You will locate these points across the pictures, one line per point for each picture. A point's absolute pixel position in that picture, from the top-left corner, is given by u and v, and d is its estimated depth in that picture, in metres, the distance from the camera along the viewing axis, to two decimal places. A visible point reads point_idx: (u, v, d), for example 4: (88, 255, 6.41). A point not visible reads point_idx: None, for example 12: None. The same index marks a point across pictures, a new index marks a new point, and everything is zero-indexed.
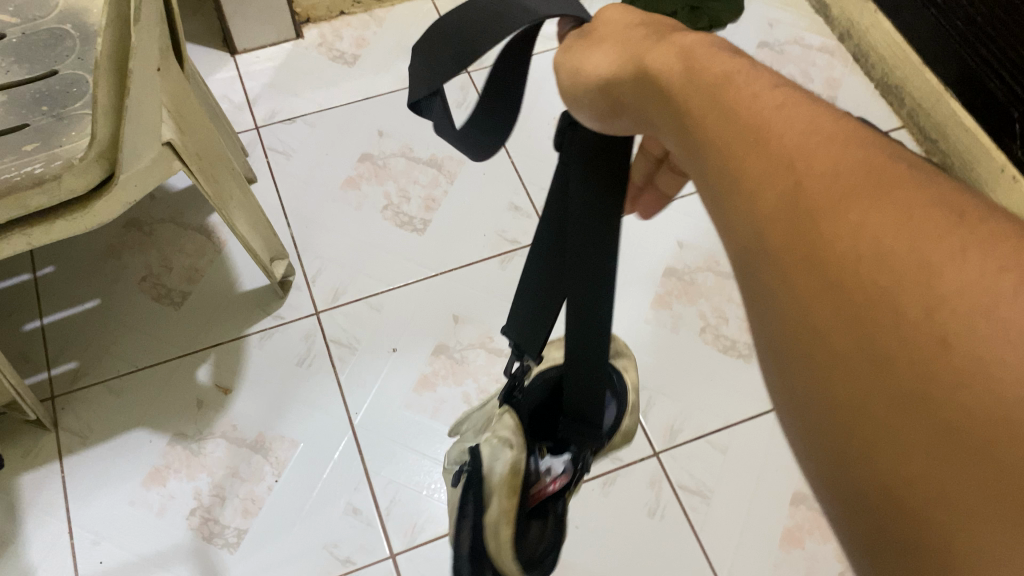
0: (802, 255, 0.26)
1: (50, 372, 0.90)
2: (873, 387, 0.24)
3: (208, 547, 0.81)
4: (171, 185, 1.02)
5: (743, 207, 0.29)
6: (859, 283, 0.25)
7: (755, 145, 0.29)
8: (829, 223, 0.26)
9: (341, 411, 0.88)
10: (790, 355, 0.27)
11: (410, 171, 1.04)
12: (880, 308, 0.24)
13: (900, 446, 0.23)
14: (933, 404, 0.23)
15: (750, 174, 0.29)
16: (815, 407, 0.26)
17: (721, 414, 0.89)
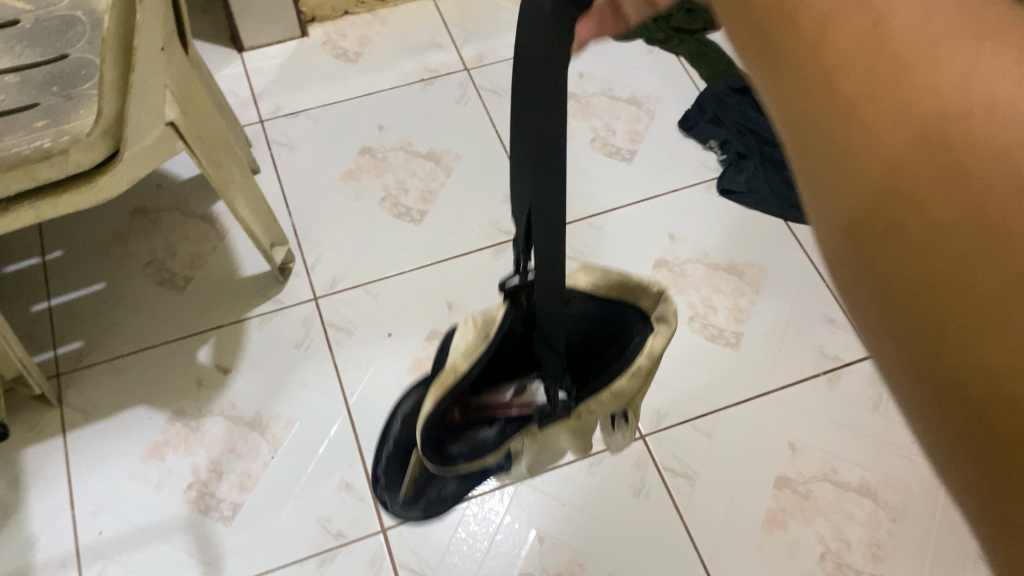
0: (916, 156, 0.20)
1: (57, 351, 0.93)
2: (951, 236, 0.19)
3: (204, 520, 0.83)
4: (177, 176, 1.06)
5: (761, 51, 0.24)
6: (918, 120, 0.20)
7: (829, 3, 0.22)
8: (874, 56, 0.21)
9: (336, 392, 0.91)
10: (891, 285, 0.21)
11: (409, 164, 1.07)
12: (941, 153, 0.20)
13: (982, 310, 0.19)
14: (1014, 253, 0.18)
15: (762, 10, 0.24)
16: (879, 264, 0.21)
17: (707, 400, 0.91)
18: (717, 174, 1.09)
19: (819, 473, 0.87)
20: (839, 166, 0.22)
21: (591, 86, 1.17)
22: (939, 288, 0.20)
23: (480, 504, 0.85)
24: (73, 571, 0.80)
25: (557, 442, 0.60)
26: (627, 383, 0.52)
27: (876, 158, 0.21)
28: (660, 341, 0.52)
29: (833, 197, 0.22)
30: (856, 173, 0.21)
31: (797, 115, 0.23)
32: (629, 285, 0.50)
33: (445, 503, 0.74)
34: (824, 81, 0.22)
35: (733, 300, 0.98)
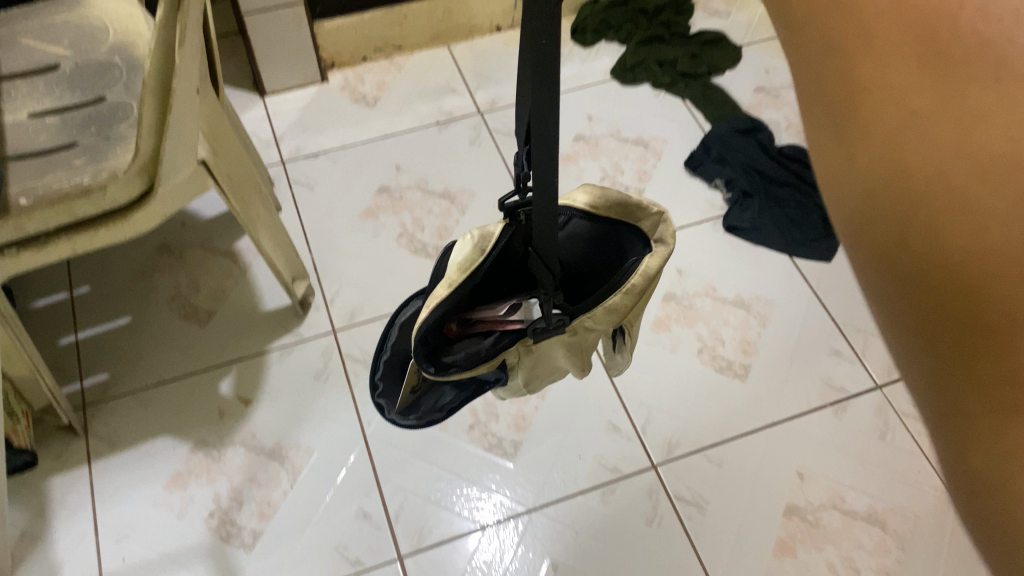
0: (940, 125, 0.31)
1: (83, 383, 0.95)
2: (930, 344, 0.32)
3: (225, 546, 0.85)
4: (202, 214, 1.10)
5: (863, 200, 0.34)
6: (947, 273, 0.30)
7: (913, 174, 0.32)
8: (933, 216, 0.31)
9: (354, 423, 0.93)
10: (884, 217, 0.33)
11: (425, 202, 1.11)
12: (961, 296, 0.30)
13: (964, 404, 0.31)
14: (979, 361, 0.30)
15: (872, 175, 0.33)
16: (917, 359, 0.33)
17: (717, 430, 0.93)
18: (723, 211, 1.12)
19: (828, 501, 0.88)
20: (882, 142, 0.33)
21: (600, 128, 1.21)
22: (933, 208, 0.31)
23: (495, 532, 0.87)
24: None
25: (550, 361, 0.61)
26: (621, 301, 0.54)
27: (902, 131, 0.32)
28: (656, 262, 0.55)
29: (847, 172, 0.35)
30: (879, 146, 0.33)
31: (837, 128, 0.35)
32: (628, 206, 0.55)
33: (444, 411, 0.68)
34: (856, 114, 0.35)
35: (740, 333, 1.00)
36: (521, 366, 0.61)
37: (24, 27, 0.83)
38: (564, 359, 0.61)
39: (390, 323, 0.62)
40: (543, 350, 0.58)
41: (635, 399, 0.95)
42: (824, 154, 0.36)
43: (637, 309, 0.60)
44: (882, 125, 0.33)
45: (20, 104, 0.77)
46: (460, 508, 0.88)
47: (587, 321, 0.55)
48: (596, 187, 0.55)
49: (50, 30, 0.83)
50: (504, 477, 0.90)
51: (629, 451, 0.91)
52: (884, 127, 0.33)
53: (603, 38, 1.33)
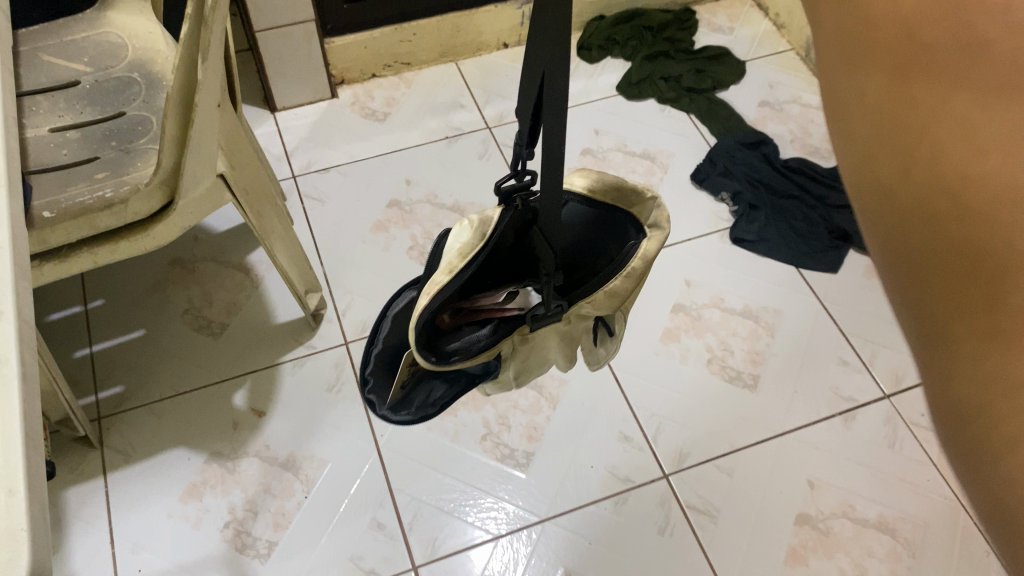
0: (956, 62, 0.28)
1: (98, 396, 0.96)
2: (928, 287, 0.29)
3: (241, 557, 0.86)
4: (214, 228, 1.11)
5: (863, 129, 0.31)
6: (956, 211, 0.28)
7: (920, 97, 0.29)
8: (937, 151, 0.28)
9: (367, 434, 0.94)
10: (884, 163, 0.30)
11: (435, 216, 1.12)
12: (972, 236, 0.28)
13: (956, 355, 0.28)
14: (981, 306, 0.27)
15: (874, 99, 0.31)
16: (909, 305, 0.30)
17: (728, 440, 0.94)
18: (730, 224, 1.13)
19: (839, 509, 0.89)
20: (890, 74, 0.30)
21: (607, 142, 1.22)
22: (946, 152, 0.28)
23: (509, 542, 0.87)
24: None
25: (543, 352, 0.61)
26: (621, 284, 0.54)
27: (911, 67, 0.29)
28: (653, 246, 0.55)
29: (853, 110, 0.31)
30: (886, 80, 0.30)
31: (842, 61, 0.32)
32: (625, 191, 0.54)
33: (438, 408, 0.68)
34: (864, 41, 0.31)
35: (749, 343, 1.01)
36: (514, 359, 0.60)
37: (44, 44, 0.85)
38: (554, 351, 0.61)
39: (381, 317, 0.61)
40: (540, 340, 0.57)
41: (646, 409, 0.96)
42: (828, 77, 0.33)
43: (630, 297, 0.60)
44: (890, 60, 0.30)
45: (41, 118, 0.78)
46: (474, 518, 0.88)
47: (585, 306, 0.54)
48: (592, 172, 0.54)
49: (70, 47, 0.85)
50: (517, 488, 0.91)
51: (640, 461, 0.92)
52: (891, 63, 0.30)
53: (608, 54, 1.34)
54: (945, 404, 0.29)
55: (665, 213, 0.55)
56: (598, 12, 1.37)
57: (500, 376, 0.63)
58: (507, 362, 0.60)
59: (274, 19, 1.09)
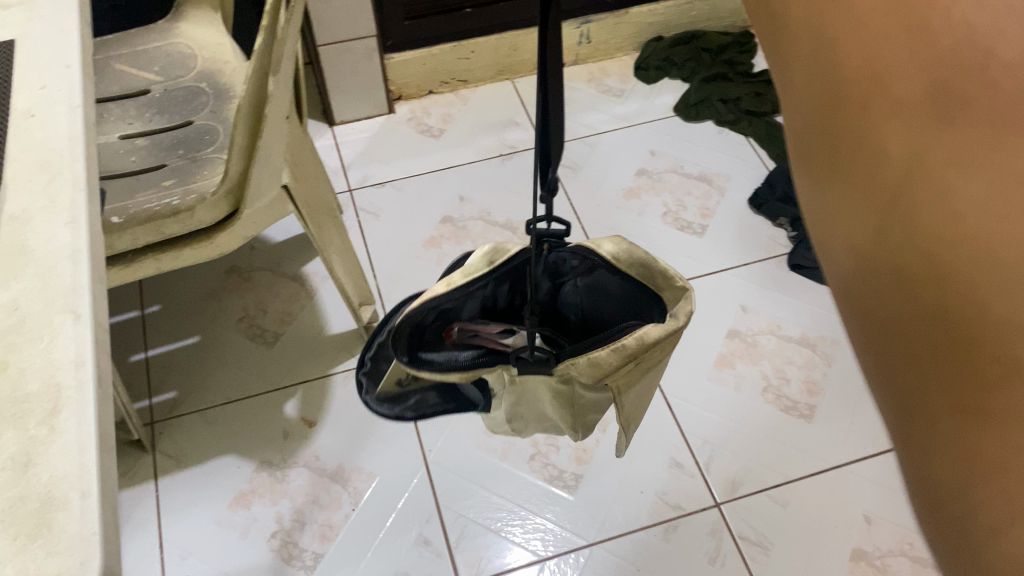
0: (927, 119, 0.29)
1: (152, 401, 0.97)
2: (912, 378, 0.29)
3: (287, 567, 0.86)
4: (270, 239, 1.12)
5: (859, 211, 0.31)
6: (950, 302, 0.28)
7: (922, 183, 0.29)
8: (936, 243, 0.28)
9: (415, 448, 0.94)
10: (884, 253, 0.30)
11: (487, 233, 1.12)
12: (964, 326, 0.27)
13: (949, 448, 0.27)
14: (975, 407, 0.27)
15: (868, 184, 0.30)
16: (897, 390, 0.30)
17: (782, 470, 0.92)
18: (788, 249, 1.11)
19: (896, 547, 0.86)
20: (879, 155, 0.30)
21: (662, 163, 1.22)
22: (937, 249, 0.28)
23: (556, 565, 0.86)
24: None
25: (538, 400, 0.58)
26: (606, 356, 0.49)
27: (884, 125, 0.30)
28: (659, 329, 0.50)
29: (853, 176, 0.31)
30: (861, 139, 0.31)
31: (815, 115, 0.33)
32: (653, 271, 0.52)
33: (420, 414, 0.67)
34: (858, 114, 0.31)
35: (806, 372, 0.99)
36: (507, 395, 0.58)
37: (117, 54, 0.87)
38: (551, 408, 0.59)
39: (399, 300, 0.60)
40: (528, 384, 0.55)
41: (698, 437, 0.94)
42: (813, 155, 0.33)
43: (631, 377, 0.54)
44: (870, 116, 0.30)
45: (111, 126, 0.79)
46: (521, 538, 0.87)
47: (568, 368, 0.51)
48: (622, 242, 0.53)
49: (142, 56, 0.87)
50: (565, 510, 0.89)
51: (691, 489, 0.91)
52: (874, 122, 0.30)
53: (666, 75, 1.34)
54: (924, 509, 0.29)
55: (690, 304, 0.51)
56: (657, 33, 1.37)
57: (495, 407, 0.63)
58: (498, 394, 0.60)
59: (336, 34, 1.10)
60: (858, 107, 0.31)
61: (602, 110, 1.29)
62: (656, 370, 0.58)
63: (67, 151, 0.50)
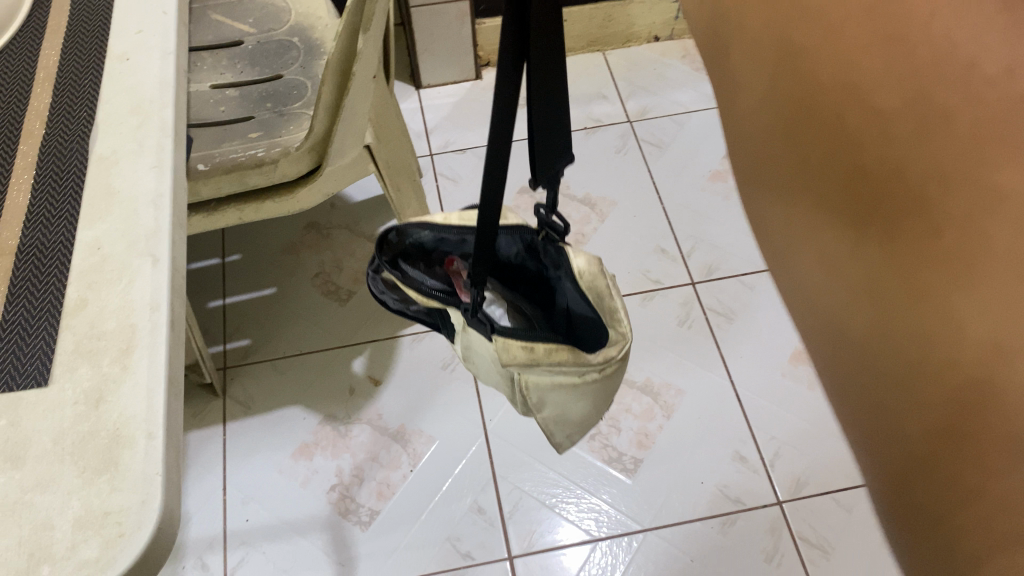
0: (915, 130, 0.38)
1: (226, 346, 1.00)
2: (880, 379, 0.43)
3: (343, 521, 0.87)
4: (350, 197, 1.13)
5: (887, 235, 0.41)
6: (945, 360, 0.38)
7: (927, 189, 0.38)
8: (945, 268, 0.38)
9: (477, 416, 0.94)
10: (891, 304, 0.41)
11: (565, 207, 1.12)
12: (958, 363, 0.37)
13: (902, 470, 0.43)
14: (963, 419, 0.38)
15: (901, 221, 0.40)
16: (847, 388, 0.47)
17: (850, 473, 0.89)
18: None
19: None
20: (874, 204, 0.41)
21: None
22: (934, 275, 0.38)
23: (609, 546, 0.85)
24: (220, 552, 0.85)
25: (474, 360, 0.53)
26: (518, 353, 0.45)
27: (880, 135, 0.40)
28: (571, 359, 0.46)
29: (849, 261, 0.44)
30: (819, 153, 0.45)
31: (809, 136, 0.45)
32: (607, 307, 0.48)
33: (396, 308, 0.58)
34: (865, 167, 0.41)
35: None
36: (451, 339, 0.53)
37: (215, 4, 0.88)
38: (482, 369, 0.53)
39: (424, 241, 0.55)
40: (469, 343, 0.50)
41: (765, 432, 0.92)
42: (825, 197, 0.45)
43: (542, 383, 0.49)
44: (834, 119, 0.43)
45: (204, 75, 0.81)
46: (574, 517, 0.87)
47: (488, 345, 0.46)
48: (599, 265, 0.48)
49: (237, 8, 0.88)
50: (622, 493, 0.88)
51: (754, 484, 0.88)
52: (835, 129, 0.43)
53: None
54: (906, 511, 0.44)
55: (616, 351, 0.47)
56: None
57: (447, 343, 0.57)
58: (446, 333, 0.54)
59: None
60: (835, 110, 0.43)
61: (695, 88, 1.26)
62: (587, 398, 0.50)
63: (159, 97, 0.51)
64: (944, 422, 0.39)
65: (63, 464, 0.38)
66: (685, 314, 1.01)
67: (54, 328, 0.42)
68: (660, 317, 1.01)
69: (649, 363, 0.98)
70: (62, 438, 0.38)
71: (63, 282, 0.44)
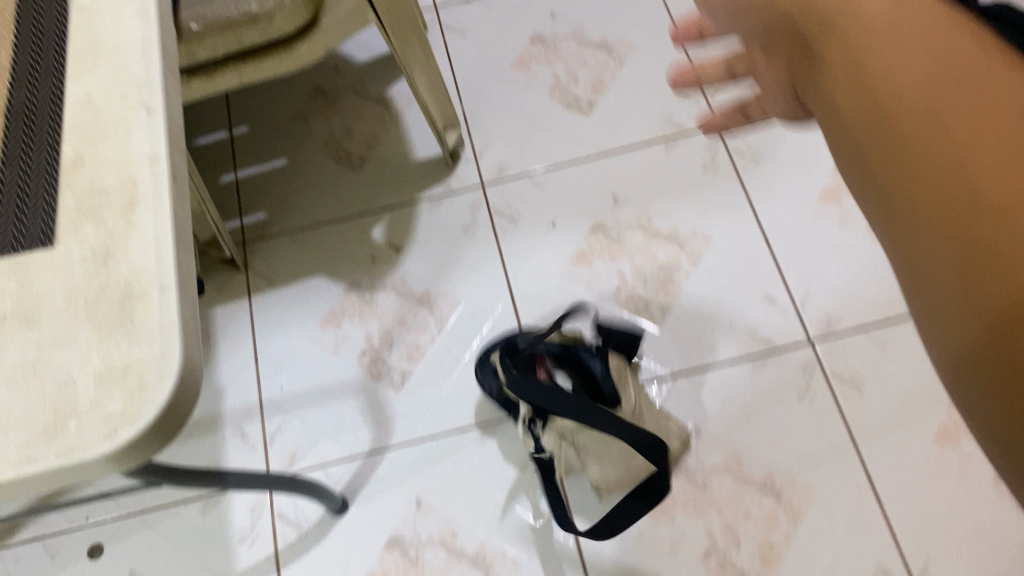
0: (913, 59, 0.30)
1: (243, 221, 0.99)
2: (964, 327, 0.29)
3: (376, 384, 0.88)
4: (355, 58, 1.09)
5: (903, 178, 0.30)
6: (978, 294, 0.28)
7: (943, 119, 0.29)
8: (953, 207, 0.28)
9: (501, 275, 0.93)
10: (937, 249, 0.29)
11: (581, 53, 1.07)
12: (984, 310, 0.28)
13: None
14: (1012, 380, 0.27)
15: (912, 148, 0.30)
16: (952, 342, 0.29)
17: (883, 307, 0.87)
18: None
19: None
20: (894, 137, 0.30)
21: None
22: (955, 204, 0.28)
23: None
24: (258, 420, 0.87)
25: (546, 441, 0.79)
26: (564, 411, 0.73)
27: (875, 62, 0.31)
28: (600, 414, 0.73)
29: (925, 180, 0.29)
30: (838, 59, 0.33)
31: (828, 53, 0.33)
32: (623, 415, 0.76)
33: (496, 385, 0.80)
34: (878, 96, 0.31)
35: None
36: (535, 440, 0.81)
37: None
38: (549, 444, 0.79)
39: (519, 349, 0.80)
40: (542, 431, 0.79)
41: (796, 273, 0.90)
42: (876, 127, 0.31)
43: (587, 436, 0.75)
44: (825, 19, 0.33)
45: None
46: None
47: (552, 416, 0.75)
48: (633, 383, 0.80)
49: None
50: (651, 341, 0.88)
51: (785, 324, 0.87)
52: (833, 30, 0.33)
53: None
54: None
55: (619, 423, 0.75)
56: None
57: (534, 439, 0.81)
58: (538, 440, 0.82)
59: None
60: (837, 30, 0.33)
61: None
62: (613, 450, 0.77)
63: None
64: (979, 378, 0.29)
65: (79, 322, 0.37)
66: (711, 158, 0.98)
67: (53, 189, 0.40)
68: (685, 163, 0.98)
69: (676, 210, 0.95)
70: (75, 296, 0.37)
71: (57, 142, 0.42)
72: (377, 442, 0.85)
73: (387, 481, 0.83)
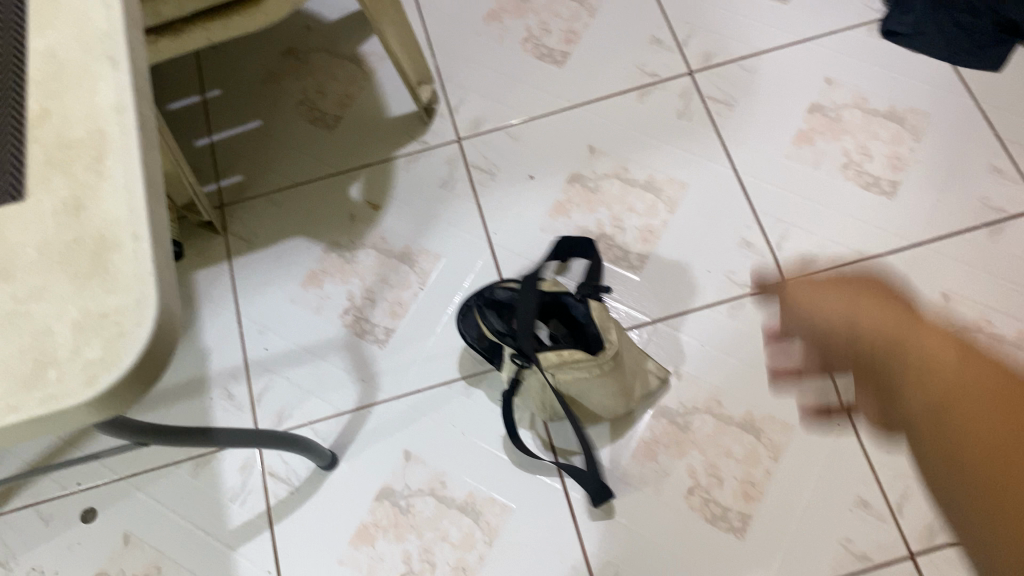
0: (952, 369, 0.38)
1: (220, 185, 0.98)
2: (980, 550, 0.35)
3: (361, 341, 0.89)
4: (326, 18, 1.08)
5: (941, 456, 0.38)
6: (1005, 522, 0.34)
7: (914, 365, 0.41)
8: (949, 453, 0.37)
9: (481, 229, 0.93)
10: (952, 478, 0.37)
11: (552, 5, 1.06)
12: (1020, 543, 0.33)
13: None
14: None
15: (919, 408, 0.39)
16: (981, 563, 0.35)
17: (858, 247, 0.89)
18: (882, 15, 1.02)
19: (974, 324, 0.84)
20: (938, 423, 0.38)
21: None
22: (993, 483, 0.35)
23: None
24: (244, 381, 0.88)
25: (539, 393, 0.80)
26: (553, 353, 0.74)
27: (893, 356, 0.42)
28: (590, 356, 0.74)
29: (954, 454, 0.37)
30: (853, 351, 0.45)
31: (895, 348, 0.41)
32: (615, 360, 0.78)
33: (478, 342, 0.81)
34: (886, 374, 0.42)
35: (891, 148, 0.94)
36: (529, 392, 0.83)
37: None
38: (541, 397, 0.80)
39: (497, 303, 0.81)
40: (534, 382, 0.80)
41: (772, 216, 0.91)
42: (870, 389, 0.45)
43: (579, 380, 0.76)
44: (891, 365, 0.42)
45: None
46: None
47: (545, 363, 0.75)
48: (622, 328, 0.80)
49: None
50: (631, 289, 0.89)
51: (762, 267, 0.88)
52: (895, 366, 0.41)
53: None
54: None
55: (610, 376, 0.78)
56: None
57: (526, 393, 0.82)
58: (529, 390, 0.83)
59: None
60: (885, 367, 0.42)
61: None
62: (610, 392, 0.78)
63: None
64: None
65: (54, 273, 0.37)
66: (685, 105, 0.98)
67: (20, 143, 0.41)
68: (659, 111, 0.98)
69: (652, 158, 0.96)
70: (49, 247, 0.38)
71: (22, 97, 0.42)
72: (363, 398, 0.86)
73: (375, 435, 0.85)
